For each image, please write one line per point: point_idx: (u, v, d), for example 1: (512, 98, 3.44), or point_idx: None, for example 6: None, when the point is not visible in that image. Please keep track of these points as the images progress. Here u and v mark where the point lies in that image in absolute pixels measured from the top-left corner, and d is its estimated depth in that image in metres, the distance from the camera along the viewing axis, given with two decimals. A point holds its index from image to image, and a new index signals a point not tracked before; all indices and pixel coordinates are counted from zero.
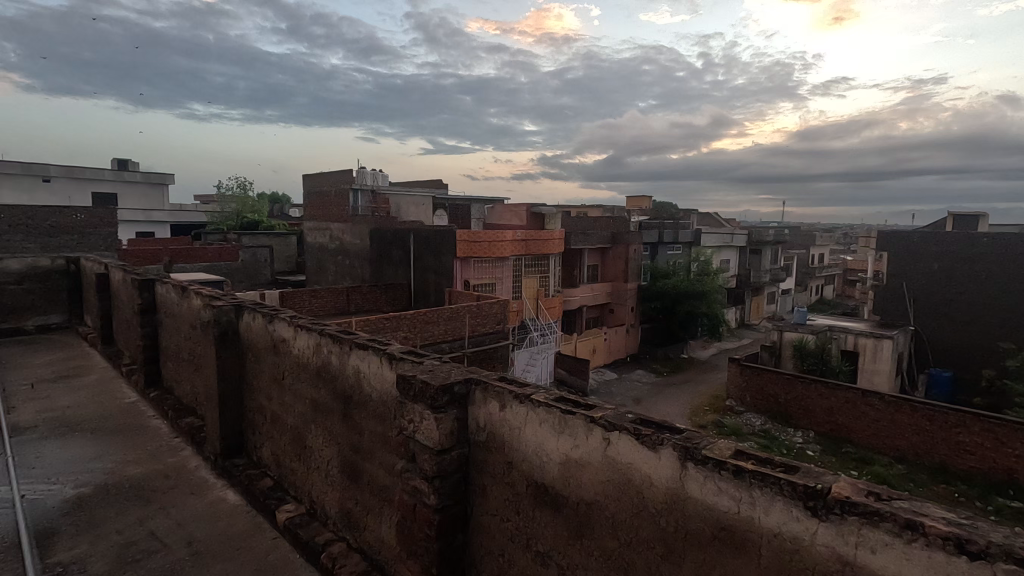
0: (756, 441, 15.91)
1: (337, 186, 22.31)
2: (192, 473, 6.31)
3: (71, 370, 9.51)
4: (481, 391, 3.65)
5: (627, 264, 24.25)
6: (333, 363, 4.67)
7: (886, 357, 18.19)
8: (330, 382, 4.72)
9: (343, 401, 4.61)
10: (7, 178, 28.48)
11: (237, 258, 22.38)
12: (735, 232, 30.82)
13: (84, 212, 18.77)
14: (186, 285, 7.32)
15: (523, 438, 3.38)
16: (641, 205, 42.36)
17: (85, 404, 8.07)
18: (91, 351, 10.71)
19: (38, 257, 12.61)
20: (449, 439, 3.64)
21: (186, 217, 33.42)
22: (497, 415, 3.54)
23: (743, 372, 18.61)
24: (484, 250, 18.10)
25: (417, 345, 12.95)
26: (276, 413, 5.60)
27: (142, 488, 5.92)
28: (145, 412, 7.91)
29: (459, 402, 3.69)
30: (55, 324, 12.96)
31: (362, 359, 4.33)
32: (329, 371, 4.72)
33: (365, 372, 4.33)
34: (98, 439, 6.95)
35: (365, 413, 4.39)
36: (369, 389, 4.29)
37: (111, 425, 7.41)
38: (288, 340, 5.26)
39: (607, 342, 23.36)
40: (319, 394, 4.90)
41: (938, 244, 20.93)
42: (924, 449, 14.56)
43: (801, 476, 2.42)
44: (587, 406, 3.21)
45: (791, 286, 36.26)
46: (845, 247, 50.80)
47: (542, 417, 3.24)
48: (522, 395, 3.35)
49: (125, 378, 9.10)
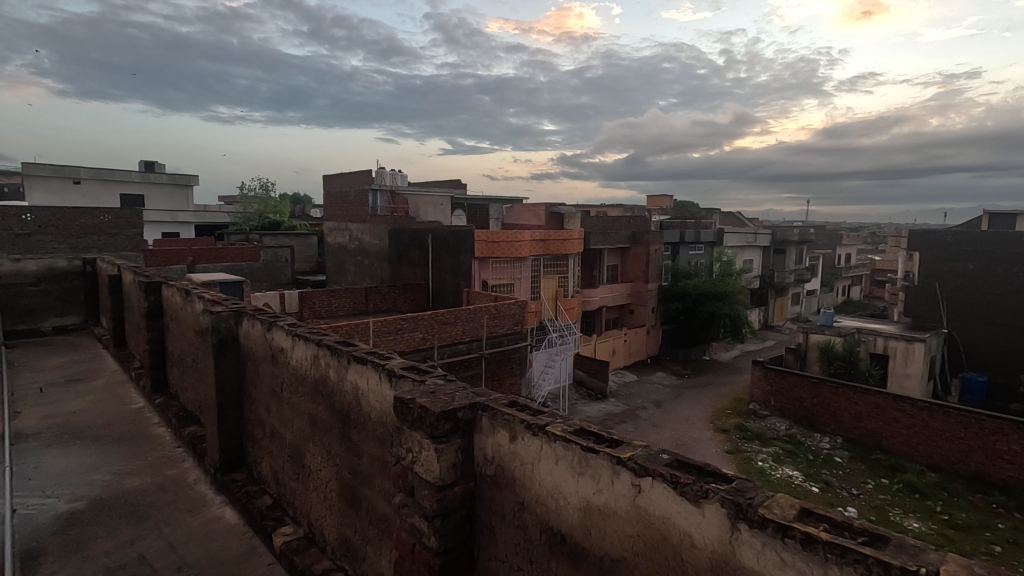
0: (781, 447, 15.51)
1: (357, 186, 22.40)
2: (189, 488, 6.27)
3: (81, 374, 9.62)
4: (489, 419, 3.41)
5: (647, 264, 23.89)
6: (331, 376, 4.52)
7: (918, 361, 17.53)
8: (329, 397, 4.58)
9: (340, 418, 4.47)
10: (40, 180, 29.30)
11: (258, 258, 22.62)
12: (759, 231, 30.22)
13: (110, 214, 19.13)
14: (190, 289, 7.30)
15: (535, 474, 3.12)
16: (661, 204, 41.82)
17: (91, 409, 8.12)
18: (104, 353, 10.81)
19: (55, 258, 12.84)
20: (453, 472, 3.43)
21: (210, 217, 33.97)
22: (507, 447, 3.29)
23: (767, 375, 18.09)
24: (503, 250, 17.92)
25: (435, 346, 12.85)
26: (278, 426, 5.47)
27: (137, 503, 5.88)
28: (150, 419, 7.94)
29: (462, 430, 3.47)
30: (72, 325, 13.15)
31: (360, 374, 4.16)
32: (328, 385, 4.57)
33: (363, 389, 4.15)
34: (98, 448, 6.97)
35: (365, 433, 4.21)
36: (367, 407, 4.13)
37: (114, 433, 7.44)
38: (287, 350, 5.14)
39: (627, 344, 23.03)
40: (317, 410, 4.77)
41: (974, 244, 20.18)
42: (958, 457, 14.02)
43: (893, 552, 2.08)
44: (613, 443, 2.91)
45: (816, 287, 35.45)
46: (873, 248, 49.51)
47: (559, 454, 2.96)
48: (536, 427, 3.09)
49: (134, 382, 9.17)
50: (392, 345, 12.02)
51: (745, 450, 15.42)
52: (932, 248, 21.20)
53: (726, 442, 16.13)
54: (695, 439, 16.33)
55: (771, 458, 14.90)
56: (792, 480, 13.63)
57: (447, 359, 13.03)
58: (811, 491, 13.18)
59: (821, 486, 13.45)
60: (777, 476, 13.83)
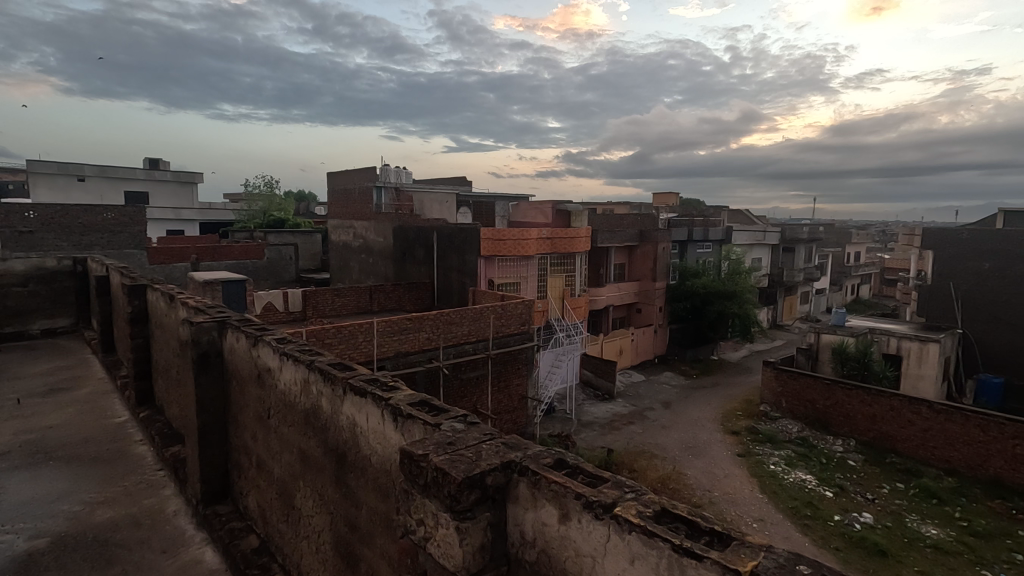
0: (792, 450, 15.22)
1: (361, 184, 22.17)
2: (166, 523, 5.97)
3: (64, 382, 9.36)
4: (530, 487, 2.76)
5: (655, 263, 23.56)
6: (324, 407, 4.21)
7: (932, 362, 17.15)
8: (323, 429, 4.28)
9: (336, 458, 4.13)
10: (44, 178, 29.24)
11: (263, 255, 22.42)
12: (767, 229, 29.82)
13: (113, 212, 18.98)
14: (174, 293, 7.10)
15: (597, 571, 2.44)
16: (668, 202, 41.33)
17: (70, 424, 7.88)
18: (91, 359, 10.58)
19: (44, 258, 12.50)
20: (480, 558, 2.77)
21: (215, 215, 33.81)
22: (554, 527, 2.63)
23: (778, 376, 17.73)
24: (509, 248, 17.71)
25: (441, 347, 12.56)
26: (266, 457, 5.20)
27: (105, 540, 5.55)
28: (132, 435, 7.71)
29: (492, 500, 2.81)
30: (61, 328, 12.94)
31: (358, 409, 3.79)
32: (324, 417, 4.23)
33: (362, 424, 3.78)
34: (71, 471, 6.70)
35: (363, 478, 3.83)
36: (368, 449, 3.74)
37: (91, 453, 7.19)
38: (273, 370, 4.87)
39: (635, 343, 22.75)
40: (309, 444, 4.48)
41: (989, 243, 19.75)
42: (977, 462, 13.66)
43: None
44: (721, 545, 2.24)
45: (826, 286, 35.04)
46: (882, 247, 48.95)
47: (635, 551, 2.28)
48: (601, 508, 2.40)
49: (118, 393, 8.95)
50: (397, 346, 11.80)
51: (756, 453, 15.11)
52: (946, 247, 20.79)
53: (737, 444, 15.79)
54: (705, 442, 15.98)
55: (783, 461, 14.60)
56: (804, 484, 13.35)
57: (454, 360, 12.77)
58: (825, 495, 12.91)
59: (835, 490, 13.15)
60: (789, 480, 13.55)
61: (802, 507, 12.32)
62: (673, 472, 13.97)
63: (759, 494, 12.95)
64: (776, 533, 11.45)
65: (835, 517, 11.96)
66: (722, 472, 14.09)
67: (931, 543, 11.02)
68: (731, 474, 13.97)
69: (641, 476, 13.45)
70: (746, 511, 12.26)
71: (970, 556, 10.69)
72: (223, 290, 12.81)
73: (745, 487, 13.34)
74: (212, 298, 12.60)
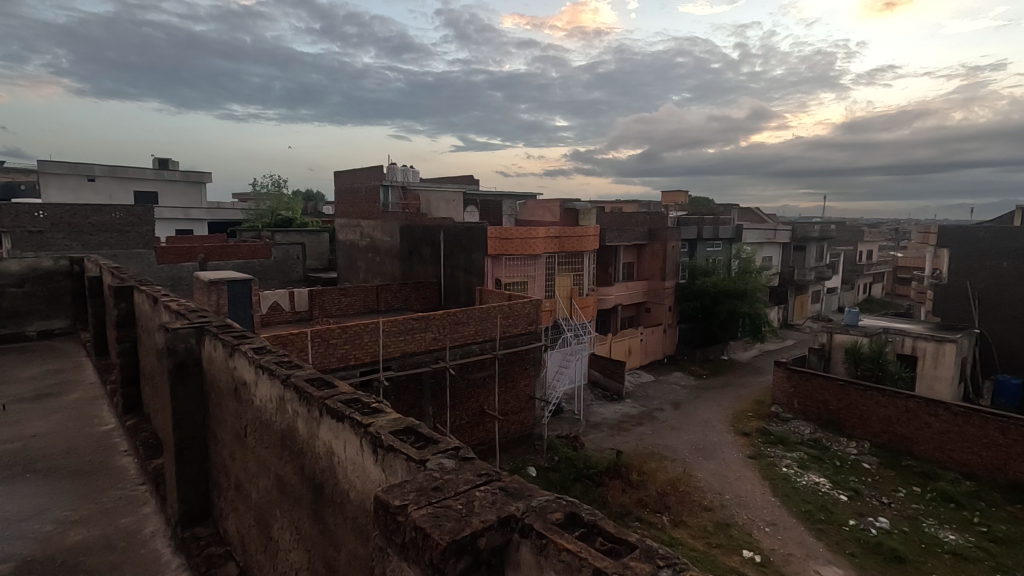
0: (806, 452, 14.94)
1: (368, 183, 22.06)
2: (143, 546, 5.38)
3: (52, 389, 8.95)
4: (533, 553, 2.33)
5: (664, 262, 23.28)
6: (301, 430, 3.84)
7: (948, 363, 16.79)
8: (299, 452, 3.91)
9: (313, 488, 3.74)
10: (55, 178, 29.40)
11: (270, 255, 22.38)
12: (778, 228, 29.50)
13: (121, 211, 18.96)
14: (159, 296, 6.93)
15: None
16: (677, 199, 40.93)
17: (55, 432, 7.36)
18: (84, 362, 10.35)
19: (39, 257, 11.77)
20: None
21: (223, 214, 33.88)
22: None
23: (790, 376, 17.43)
24: (517, 247, 17.36)
25: (447, 347, 12.42)
26: (244, 479, 4.86)
27: (75, 566, 4.94)
28: (117, 446, 7.18)
29: (486, 566, 2.37)
30: (57, 330, 12.23)
31: (335, 435, 3.40)
32: (300, 440, 3.86)
33: (338, 452, 3.39)
34: (48, 484, 6.13)
35: (340, 513, 3.43)
36: (347, 482, 3.33)
37: (71, 465, 6.61)
38: (250, 385, 4.52)
39: (643, 343, 22.51)
40: (286, 471, 4.09)
41: (1008, 241, 19.30)
42: (996, 465, 13.34)
43: None
44: None
45: (837, 285, 34.58)
46: (895, 244, 48.30)
47: None
48: None
49: (106, 400, 8.49)
50: (403, 346, 11.67)
51: (767, 455, 14.84)
52: (962, 245, 20.40)
53: (748, 446, 15.54)
54: (715, 443, 15.74)
55: (796, 464, 14.32)
56: (818, 488, 13.07)
57: (460, 360, 12.61)
58: (839, 499, 12.63)
59: (850, 494, 12.87)
60: (802, 483, 13.27)
61: (815, 511, 12.06)
62: (683, 475, 13.73)
63: (771, 498, 12.68)
64: (789, 537, 11.20)
65: (850, 522, 11.70)
66: (733, 475, 13.82)
67: (950, 548, 10.73)
68: (742, 476, 13.73)
69: (650, 478, 13.20)
70: (759, 515, 12.02)
71: (990, 563, 10.40)
72: (228, 290, 12.74)
73: (757, 490, 13.09)
74: (218, 298, 12.56)
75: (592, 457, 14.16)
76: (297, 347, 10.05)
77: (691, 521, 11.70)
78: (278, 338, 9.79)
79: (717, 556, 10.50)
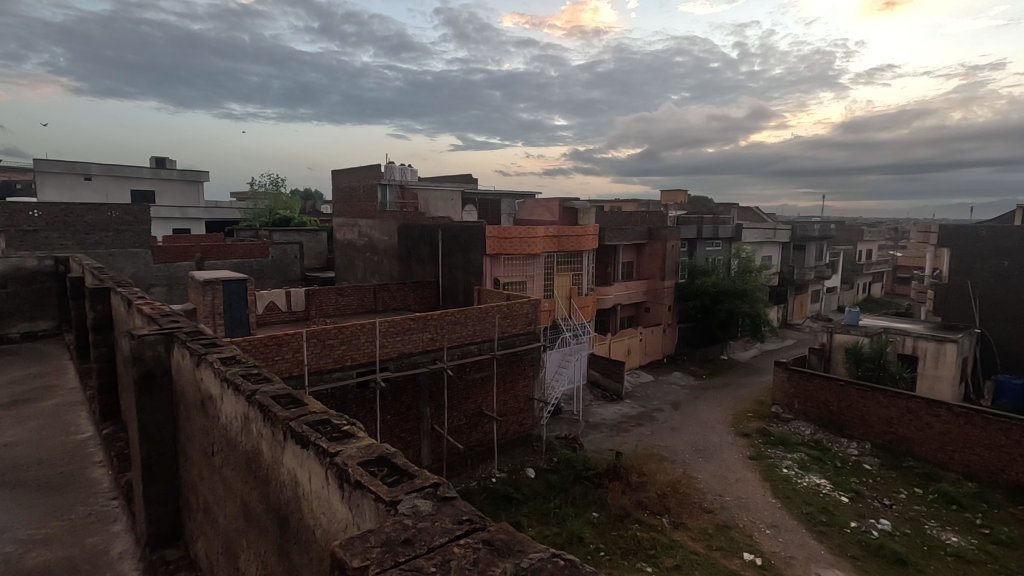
0: (806, 453, 14.84)
1: (366, 182, 21.92)
2: (109, 569, 4.82)
3: (31, 394, 8.32)
4: None
5: (663, 261, 23.16)
6: (265, 453, 3.59)
7: (949, 363, 16.68)
8: (264, 476, 3.66)
9: (278, 521, 3.46)
10: (51, 177, 29.23)
11: (267, 254, 22.23)
12: (777, 227, 29.40)
13: (117, 210, 18.76)
14: (133, 299, 6.84)
15: None
16: (677, 198, 40.85)
17: (27, 441, 6.66)
18: (66, 364, 9.92)
19: (24, 257, 11.58)
20: None
21: (221, 214, 33.73)
22: None
23: (791, 377, 17.32)
24: (516, 246, 17.25)
25: (445, 347, 12.27)
26: (212, 502, 4.63)
27: None
28: (91, 454, 6.56)
29: None
30: (42, 331, 11.96)
31: (300, 464, 3.13)
32: (266, 464, 3.61)
33: (302, 483, 3.12)
34: (9, 499, 5.50)
35: (304, 552, 3.13)
36: (311, 519, 3.04)
37: (37, 475, 5.95)
38: (216, 400, 4.29)
39: (643, 342, 22.40)
40: (254, 498, 3.84)
41: (1009, 240, 19.22)
42: (998, 466, 13.25)
43: None
44: None
45: (837, 284, 34.50)
46: (895, 244, 48.20)
47: None
48: None
49: (85, 406, 7.79)
50: (401, 346, 11.54)
51: (768, 456, 14.74)
52: (963, 244, 20.28)
53: (748, 447, 15.43)
54: (715, 443, 15.65)
55: (796, 465, 14.21)
56: (819, 489, 12.97)
57: (458, 361, 12.48)
58: (840, 501, 12.52)
59: (851, 495, 12.77)
60: (803, 485, 13.16)
61: (816, 513, 11.94)
62: (683, 476, 13.61)
63: (772, 499, 12.58)
64: (790, 540, 11.08)
65: (851, 524, 11.60)
66: (733, 477, 13.70)
67: (952, 551, 10.63)
68: (743, 478, 13.62)
69: (649, 480, 13.07)
70: (760, 517, 11.91)
71: (993, 566, 10.29)
72: (223, 290, 12.57)
73: (758, 491, 12.97)
74: (212, 298, 12.40)
75: (591, 458, 14.05)
76: (293, 349, 9.92)
77: (691, 523, 11.58)
78: (273, 339, 9.65)
79: (719, 558, 10.39)
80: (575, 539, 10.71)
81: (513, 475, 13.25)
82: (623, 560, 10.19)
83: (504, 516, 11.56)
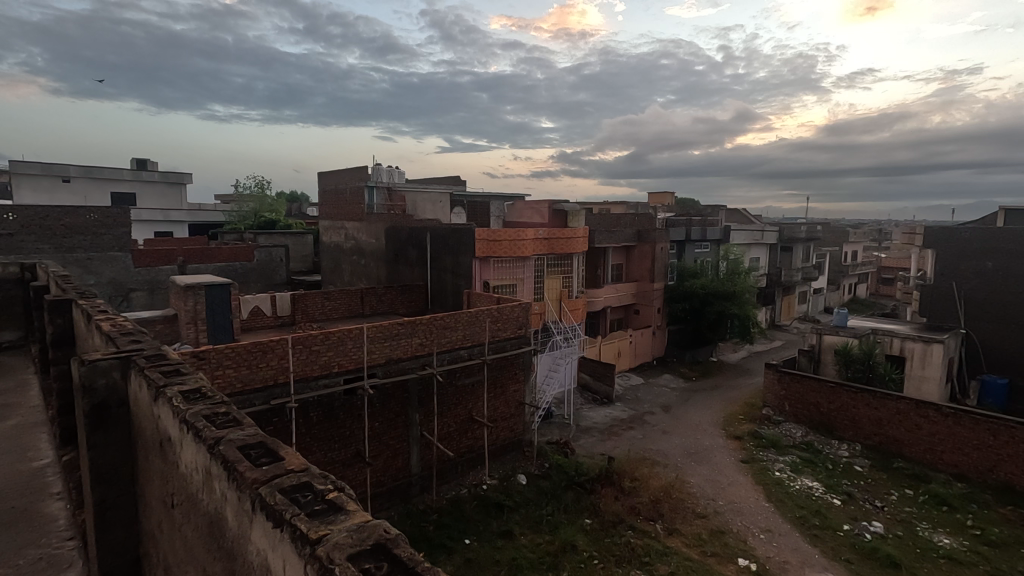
0: (797, 455, 14.82)
1: (353, 184, 21.54)
2: None
3: None
4: None
5: (653, 263, 23.07)
6: (230, 521, 3.34)
7: (936, 363, 16.78)
8: (229, 544, 3.42)
9: None
10: (28, 179, 28.43)
11: (252, 257, 21.81)
12: (765, 228, 29.56)
13: (95, 213, 18.17)
14: (94, 314, 6.57)
15: None
16: (664, 201, 41.00)
17: None
18: (30, 380, 9.39)
19: None
20: None
21: (205, 217, 33.15)
22: None
23: (781, 378, 17.34)
24: (505, 249, 17.11)
25: (433, 353, 12.04)
26: (173, 557, 4.37)
27: None
28: (48, 487, 5.87)
29: None
30: (8, 342, 11.40)
31: (273, 547, 2.86)
32: (231, 531, 3.35)
33: (275, 568, 2.86)
34: None
35: None
36: None
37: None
38: (176, 445, 4.01)
39: (632, 345, 22.33)
40: (218, 566, 3.59)
41: (992, 241, 19.42)
42: (986, 466, 13.33)
43: None
44: None
45: (823, 285, 34.76)
46: (878, 245, 48.81)
47: None
48: None
49: (46, 428, 7.29)
50: (389, 352, 11.28)
51: (760, 459, 14.71)
52: (949, 245, 20.45)
53: (740, 450, 15.38)
54: (707, 447, 15.57)
55: (788, 467, 14.18)
56: (811, 492, 12.93)
57: (448, 366, 12.26)
58: (833, 503, 12.48)
59: (843, 498, 12.74)
60: (796, 487, 13.12)
61: (810, 516, 11.89)
62: (676, 481, 13.49)
63: (765, 503, 12.51)
64: (785, 544, 11.00)
65: (844, 527, 11.55)
66: (726, 480, 13.64)
67: (945, 553, 10.61)
68: (736, 482, 13.52)
69: (642, 485, 12.96)
70: (754, 521, 11.82)
71: (985, 567, 10.29)
72: (206, 295, 12.22)
73: (751, 495, 12.91)
74: (194, 304, 12.03)
75: (583, 463, 13.91)
76: (278, 356, 9.62)
77: (685, 529, 11.44)
78: (258, 346, 9.34)
79: (713, 564, 10.26)
80: (569, 547, 10.52)
81: (504, 481, 13.05)
82: (618, 568, 10.02)
83: (494, 525, 11.32)
